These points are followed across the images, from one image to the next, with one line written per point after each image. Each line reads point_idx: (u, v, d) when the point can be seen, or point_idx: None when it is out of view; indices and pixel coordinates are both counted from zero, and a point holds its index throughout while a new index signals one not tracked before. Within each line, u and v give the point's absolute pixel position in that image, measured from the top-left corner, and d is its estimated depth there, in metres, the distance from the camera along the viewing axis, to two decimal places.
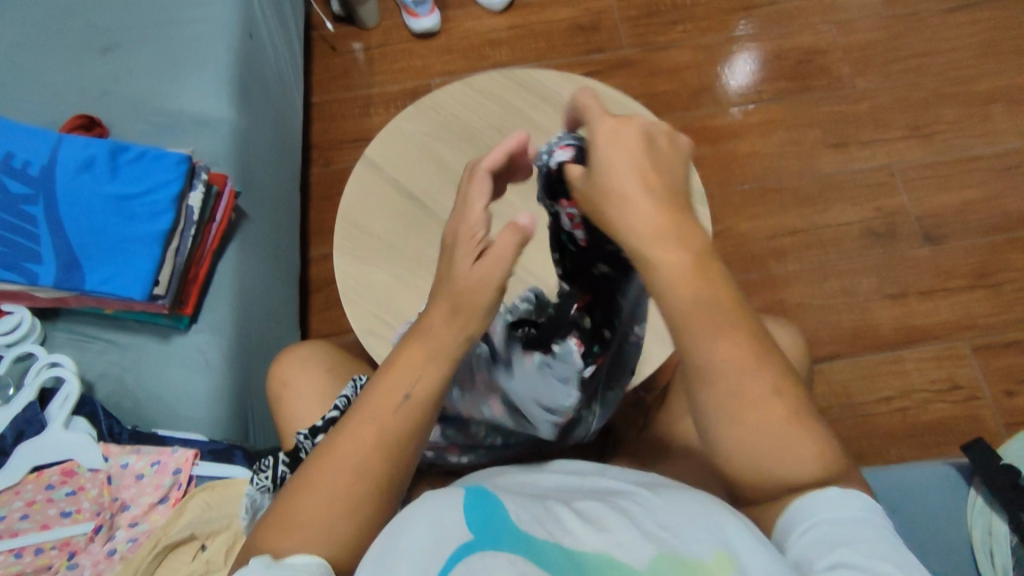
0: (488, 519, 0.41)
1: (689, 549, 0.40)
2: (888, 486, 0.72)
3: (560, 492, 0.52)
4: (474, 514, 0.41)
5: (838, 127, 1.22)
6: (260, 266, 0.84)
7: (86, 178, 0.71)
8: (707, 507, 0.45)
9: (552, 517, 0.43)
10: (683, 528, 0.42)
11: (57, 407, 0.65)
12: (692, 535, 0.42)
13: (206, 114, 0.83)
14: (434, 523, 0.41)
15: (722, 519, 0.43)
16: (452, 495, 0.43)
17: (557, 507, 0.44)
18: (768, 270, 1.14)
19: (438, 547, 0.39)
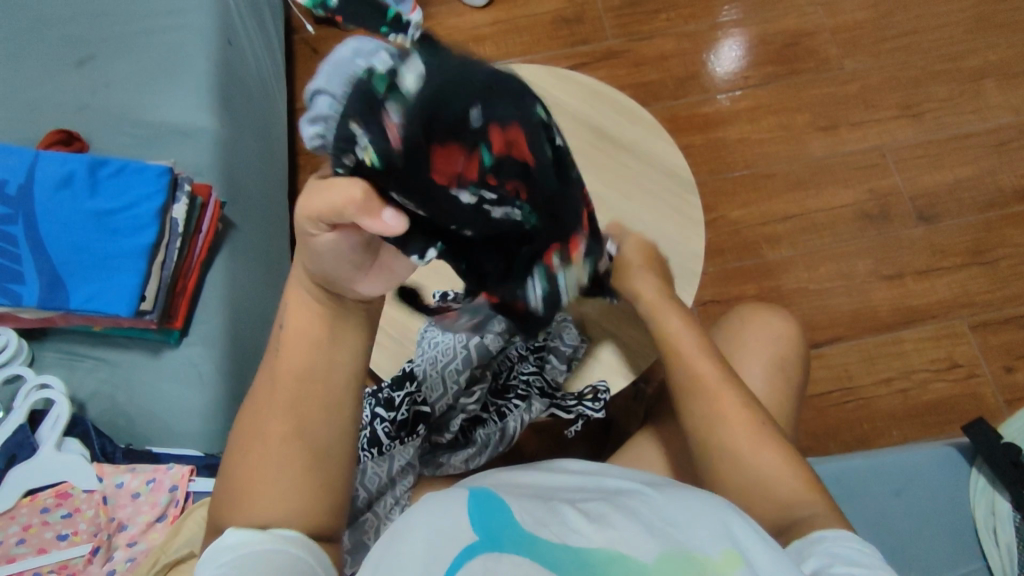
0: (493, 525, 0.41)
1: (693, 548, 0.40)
2: (893, 469, 0.71)
3: (565, 491, 0.52)
4: (483, 518, 0.41)
5: (828, 109, 1.21)
6: (250, 276, 0.83)
7: (66, 195, 0.70)
8: (710, 505, 0.45)
9: (558, 518, 0.43)
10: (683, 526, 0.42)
11: (48, 429, 0.64)
12: (697, 533, 0.42)
13: (187, 123, 0.82)
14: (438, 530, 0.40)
15: (726, 518, 0.43)
16: (457, 502, 0.43)
17: (560, 509, 0.44)
18: (763, 257, 1.13)
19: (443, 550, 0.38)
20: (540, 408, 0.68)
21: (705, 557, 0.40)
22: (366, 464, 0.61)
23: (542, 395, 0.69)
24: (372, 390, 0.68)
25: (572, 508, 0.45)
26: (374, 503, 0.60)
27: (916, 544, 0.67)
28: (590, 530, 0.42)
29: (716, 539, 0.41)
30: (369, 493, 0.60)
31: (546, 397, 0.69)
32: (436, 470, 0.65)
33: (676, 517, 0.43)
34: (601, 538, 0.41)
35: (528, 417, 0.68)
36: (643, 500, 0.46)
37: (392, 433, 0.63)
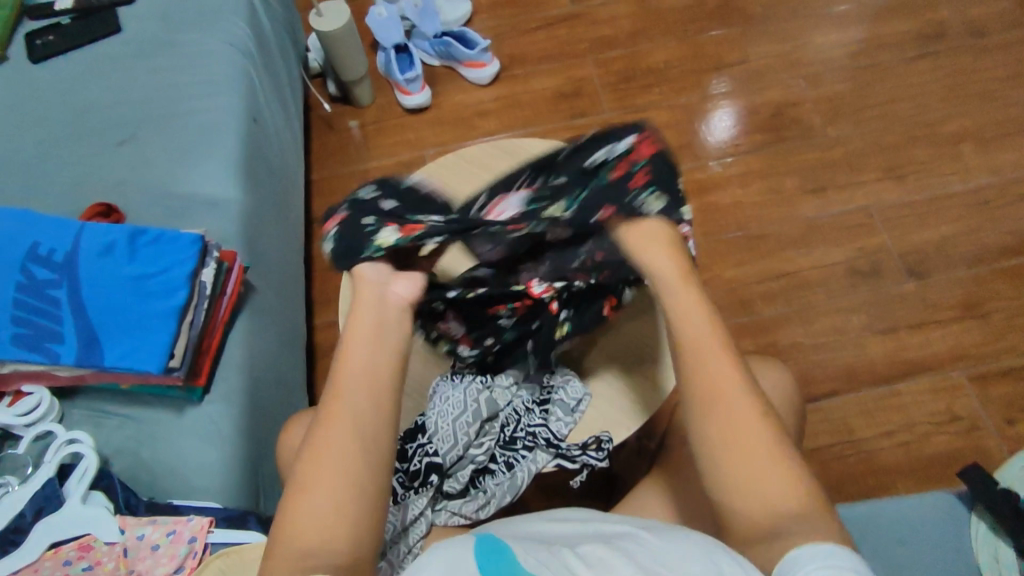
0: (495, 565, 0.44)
1: None
2: (894, 518, 0.72)
3: (566, 539, 0.53)
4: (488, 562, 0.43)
5: (814, 173, 1.28)
6: (268, 335, 0.87)
7: (106, 261, 0.76)
8: (706, 549, 0.47)
9: (565, 566, 0.45)
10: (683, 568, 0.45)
11: (75, 483, 0.67)
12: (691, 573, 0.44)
13: (216, 194, 0.89)
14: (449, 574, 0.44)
15: (719, 556, 0.46)
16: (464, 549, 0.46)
17: (564, 554, 0.47)
18: (759, 313, 1.17)
19: None
20: (546, 459, 0.70)
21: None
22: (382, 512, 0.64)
23: (547, 445, 0.71)
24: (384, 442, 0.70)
25: (574, 555, 0.47)
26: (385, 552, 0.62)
27: None
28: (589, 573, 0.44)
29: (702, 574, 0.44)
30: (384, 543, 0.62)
31: (551, 447, 0.71)
32: (446, 522, 0.67)
33: (673, 559, 0.46)
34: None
35: (534, 467, 0.70)
36: (638, 543, 0.49)
37: (406, 484, 0.67)
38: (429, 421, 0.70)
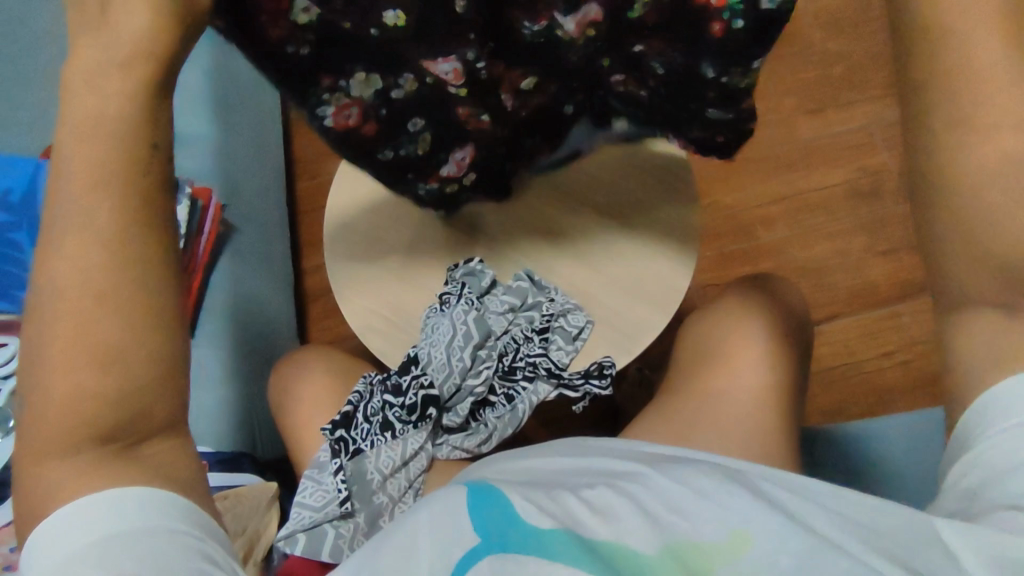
0: (490, 518, 0.44)
1: (699, 535, 0.42)
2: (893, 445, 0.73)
3: (565, 476, 0.53)
4: (479, 515, 0.44)
5: (815, 90, 1.22)
6: (254, 276, 0.83)
7: None
8: (715, 480, 0.46)
9: (565, 512, 0.44)
10: (689, 508, 0.44)
11: None
12: (700, 518, 0.44)
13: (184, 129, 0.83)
14: (442, 530, 0.44)
15: (719, 486, 0.45)
16: (454, 497, 0.46)
17: (563, 496, 0.47)
18: (758, 240, 1.15)
19: (449, 553, 0.42)
20: (546, 390, 0.69)
21: (713, 542, 0.42)
22: (381, 448, 0.63)
23: (548, 376, 0.69)
24: (381, 375, 0.68)
25: (577, 498, 0.47)
26: (385, 486, 0.63)
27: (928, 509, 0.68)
28: (595, 521, 0.44)
29: (721, 520, 0.43)
30: (384, 475, 0.63)
31: (552, 378, 0.69)
32: (449, 455, 0.67)
33: (680, 500, 0.45)
34: (604, 531, 0.43)
35: (536, 399, 0.68)
36: (643, 485, 0.47)
37: (404, 419, 0.65)
38: (421, 353, 0.68)
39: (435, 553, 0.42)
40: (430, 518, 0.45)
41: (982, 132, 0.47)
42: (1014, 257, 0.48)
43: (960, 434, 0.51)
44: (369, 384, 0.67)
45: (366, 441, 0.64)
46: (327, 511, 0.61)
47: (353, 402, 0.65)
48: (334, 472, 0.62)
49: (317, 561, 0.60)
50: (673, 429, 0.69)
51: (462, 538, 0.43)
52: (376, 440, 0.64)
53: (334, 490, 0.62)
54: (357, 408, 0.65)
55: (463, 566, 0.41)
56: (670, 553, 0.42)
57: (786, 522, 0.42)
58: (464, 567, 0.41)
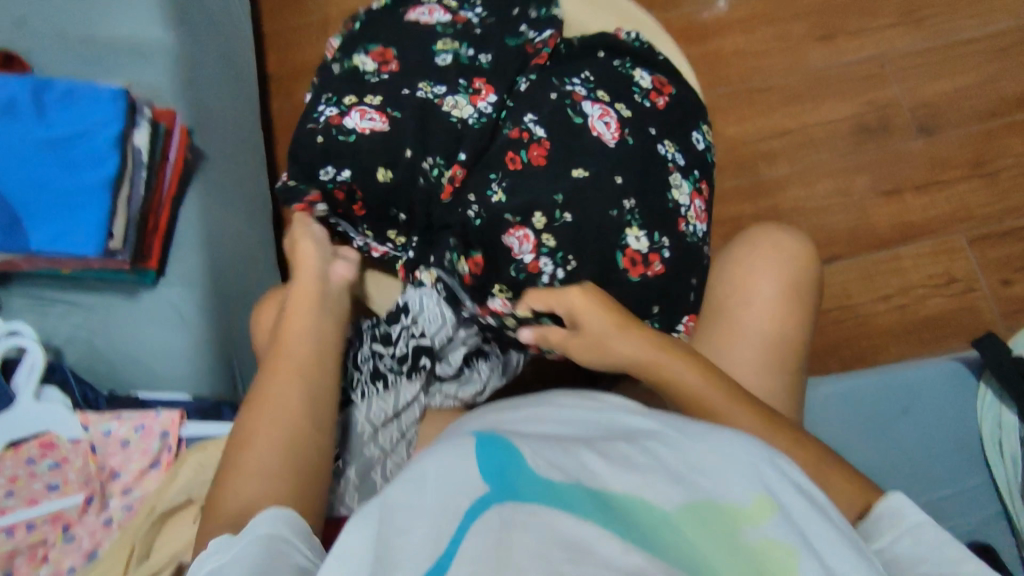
0: (503, 468, 0.40)
1: (725, 498, 0.41)
2: None
3: (575, 429, 0.50)
4: (495, 469, 0.40)
5: (828, 15, 1.14)
6: (227, 208, 0.77)
7: (12, 124, 0.62)
8: (743, 447, 0.44)
9: (587, 469, 0.42)
10: (713, 470, 0.43)
11: (24, 378, 0.60)
12: (724, 481, 0.42)
13: (141, 42, 0.75)
14: (448, 478, 0.40)
15: (746, 455, 0.44)
16: (463, 445, 0.43)
17: (578, 450, 0.44)
18: (759, 175, 1.10)
19: (452, 503, 0.38)
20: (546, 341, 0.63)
21: (738, 506, 0.41)
22: (373, 399, 0.61)
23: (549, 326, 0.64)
24: (370, 324, 0.66)
25: (592, 452, 0.44)
26: (376, 438, 0.61)
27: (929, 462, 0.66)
28: (613, 473, 0.42)
29: (751, 486, 0.42)
30: (374, 427, 0.61)
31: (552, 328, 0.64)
32: (442, 405, 0.65)
33: (703, 460, 0.43)
34: (628, 483, 0.41)
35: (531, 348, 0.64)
36: (666, 442, 0.45)
37: (396, 369, 0.62)
38: (411, 300, 0.63)
39: (440, 501, 0.39)
40: (441, 465, 0.41)
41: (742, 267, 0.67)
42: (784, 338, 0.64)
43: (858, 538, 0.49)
44: (360, 330, 0.65)
45: (359, 390, 0.62)
46: None
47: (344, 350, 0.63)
48: None
49: None
50: None
51: (472, 487, 0.39)
52: (367, 390, 0.62)
53: None
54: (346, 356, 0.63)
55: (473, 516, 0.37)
56: (696, 513, 0.40)
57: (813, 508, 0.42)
58: (471, 517, 0.37)
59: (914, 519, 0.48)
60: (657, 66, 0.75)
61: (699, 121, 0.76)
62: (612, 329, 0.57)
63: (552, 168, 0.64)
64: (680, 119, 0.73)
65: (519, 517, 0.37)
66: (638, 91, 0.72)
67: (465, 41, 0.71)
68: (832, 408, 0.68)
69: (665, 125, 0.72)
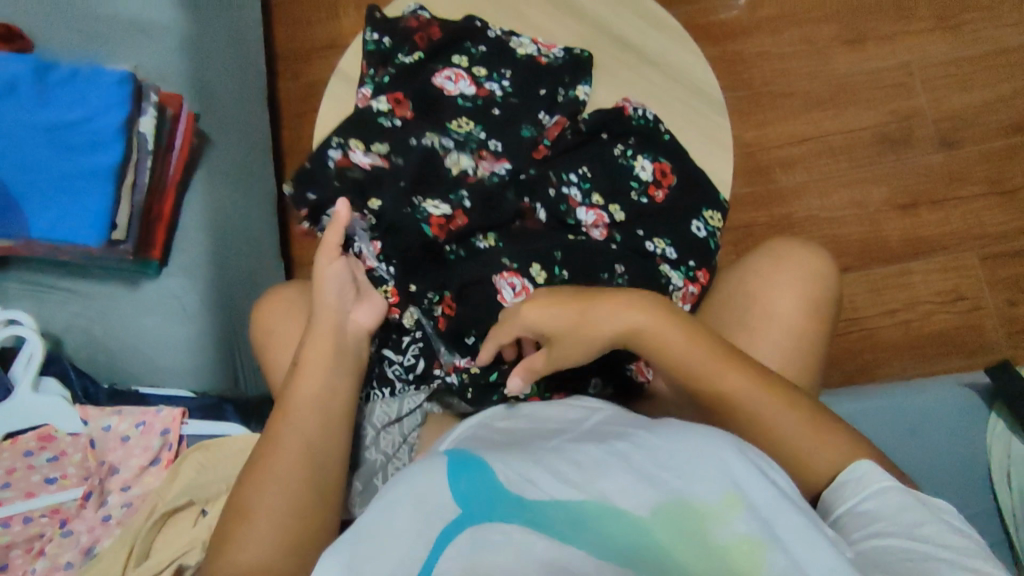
0: (473, 488, 0.40)
1: (694, 496, 0.39)
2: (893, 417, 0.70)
3: (551, 432, 0.49)
4: (464, 486, 0.40)
5: (855, 19, 1.11)
6: (236, 195, 0.75)
7: (13, 105, 0.60)
8: (706, 436, 0.42)
9: (549, 475, 0.41)
10: (681, 466, 0.41)
11: (22, 369, 0.59)
12: (692, 476, 0.40)
13: (149, 20, 0.72)
14: (417, 500, 0.39)
15: (715, 446, 0.41)
16: (432, 464, 0.42)
17: (548, 457, 0.43)
18: (774, 182, 1.08)
19: (429, 526, 0.38)
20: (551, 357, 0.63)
21: (706, 502, 0.39)
22: (377, 403, 0.61)
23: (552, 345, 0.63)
24: None
25: (561, 458, 0.42)
26: (378, 442, 0.60)
27: (933, 489, 0.66)
28: (582, 481, 0.41)
29: (716, 481, 0.40)
30: (377, 430, 0.60)
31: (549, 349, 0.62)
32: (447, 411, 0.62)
33: (672, 456, 0.41)
34: (593, 491, 0.40)
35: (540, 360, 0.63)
36: (632, 441, 0.43)
37: (402, 376, 0.62)
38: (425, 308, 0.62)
39: (417, 523, 0.38)
40: (410, 488, 0.40)
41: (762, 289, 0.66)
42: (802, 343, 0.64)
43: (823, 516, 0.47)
44: None
45: (362, 394, 0.62)
46: None
47: None
48: None
49: None
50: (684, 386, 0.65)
51: (444, 510, 0.39)
52: (371, 393, 0.61)
53: None
54: None
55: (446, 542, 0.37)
56: (664, 517, 0.39)
57: (782, 498, 0.40)
58: (440, 548, 0.37)
59: (879, 480, 0.47)
60: (661, 148, 0.70)
61: (703, 204, 0.69)
62: (576, 317, 0.54)
63: (548, 238, 0.64)
64: (687, 206, 0.69)
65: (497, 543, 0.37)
66: (636, 187, 0.68)
67: (480, 123, 0.69)
68: None
69: (658, 220, 0.68)
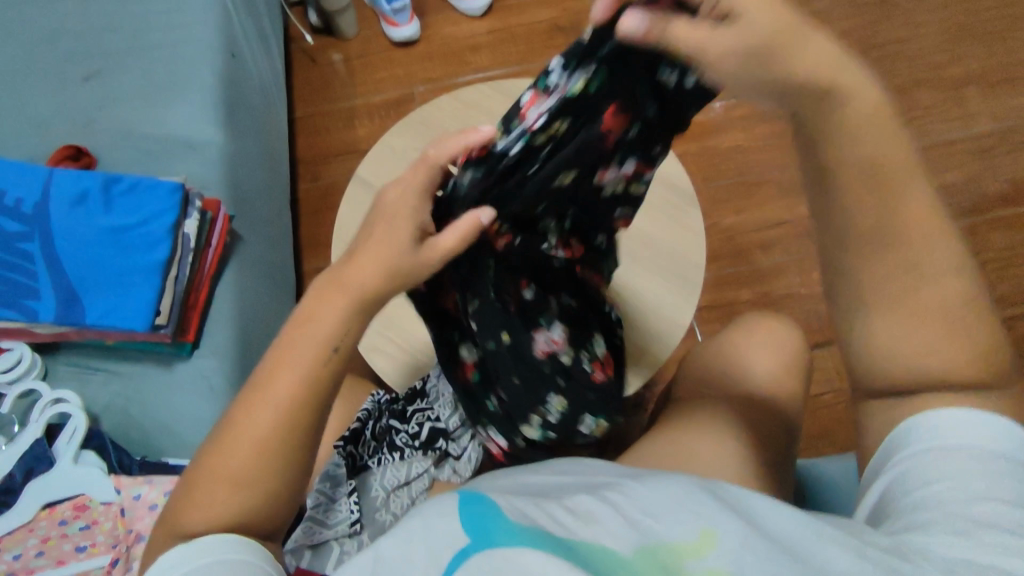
0: (474, 517, 0.41)
1: (675, 536, 0.39)
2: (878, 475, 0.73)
3: (553, 489, 0.52)
4: (468, 516, 0.41)
5: None
6: (259, 286, 0.84)
7: (80, 212, 0.70)
8: (693, 488, 0.44)
9: (542, 512, 0.42)
10: (666, 512, 0.42)
11: (64, 443, 0.65)
12: (676, 520, 0.41)
13: (195, 138, 0.85)
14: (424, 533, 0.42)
15: (701, 495, 0.43)
16: (443, 502, 0.44)
17: (548, 503, 0.44)
18: (757, 262, 1.16)
19: (436, 557, 0.39)
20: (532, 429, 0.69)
21: (686, 542, 0.39)
22: (388, 466, 0.67)
23: None
24: (387, 399, 0.72)
25: (559, 505, 0.44)
26: (388, 505, 0.65)
27: None
28: (573, 522, 0.41)
29: (699, 521, 0.40)
30: (388, 492, 0.66)
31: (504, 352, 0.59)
32: (450, 478, 0.69)
33: (658, 506, 0.43)
34: (581, 530, 0.40)
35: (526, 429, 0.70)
36: (623, 494, 0.45)
37: (410, 444, 0.68)
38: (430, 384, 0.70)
39: (428, 559, 0.40)
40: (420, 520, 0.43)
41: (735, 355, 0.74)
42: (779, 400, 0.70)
43: (877, 460, 0.51)
44: (378, 405, 0.70)
45: (373, 458, 0.67)
46: (336, 529, 0.62)
47: (362, 419, 0.69)
48: (348, 493, 0.64)
49: None
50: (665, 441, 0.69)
51: (448, 541, 0.40)
52: (383, 458, 0.67)
53: (345, 511, 0.63)
54: (365, 425, 0.68)
55: (450, 569, 0.38)
56: (645, 554, 0.38)
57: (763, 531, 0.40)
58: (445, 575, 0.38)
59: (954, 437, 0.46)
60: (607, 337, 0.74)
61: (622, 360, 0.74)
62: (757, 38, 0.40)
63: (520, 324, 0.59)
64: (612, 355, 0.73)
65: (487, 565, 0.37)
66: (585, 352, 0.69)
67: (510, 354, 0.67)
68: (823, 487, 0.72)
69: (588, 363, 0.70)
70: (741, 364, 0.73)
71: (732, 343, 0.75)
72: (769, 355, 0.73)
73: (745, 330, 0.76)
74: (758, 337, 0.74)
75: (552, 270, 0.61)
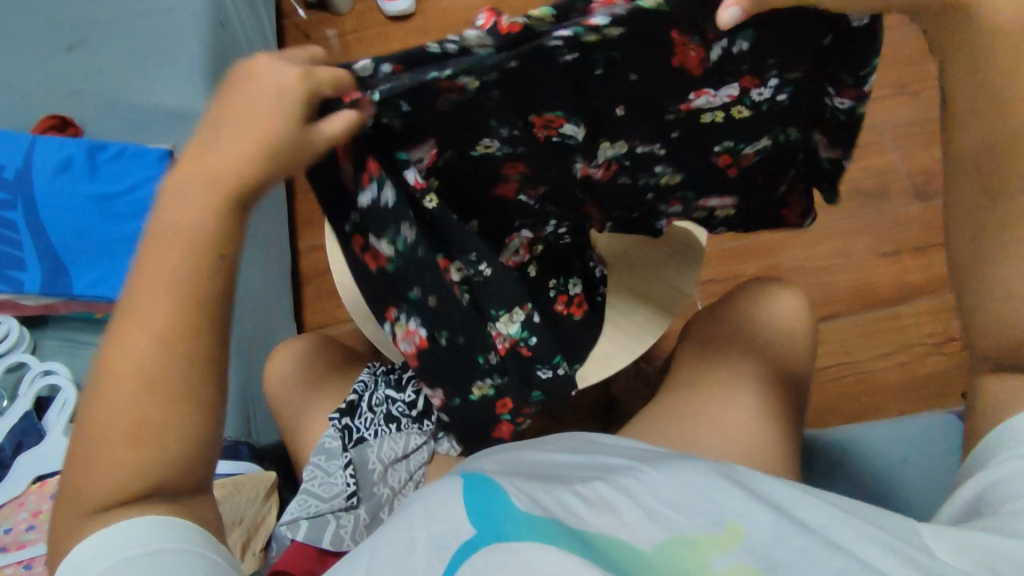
0: (487, 505, 0.39)
1: (696, 529, 0.39)
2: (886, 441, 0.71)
3: (556, 468, 0.50)
4: (474, 501, 0.40)
5: None
6: (252, 260, 0.82)
7: (65, 179, 0.68)
8: (710, 475, 0.43)
9: (552, 498, 0.41)
10: (684, 503, 0.41)
11: (56, 415, 0.65)
12: (695, 512, 0.40)
13: (184, 108, 0.82)
14: (429, 513, 0.40)
15: (720, 485, 0.42)
16: (449, 485, 0.42)
17: (559, 489, 0.43)
18: (761, 235, 1.14)
19: (442, 541, 0.37)
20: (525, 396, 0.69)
21: (708, 535, 0.38)
22: (385, 438, 0.65)
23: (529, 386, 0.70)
24: (384, 370, 0.70)
25: (571, 492, 0.42)
26: (386, 477, 0.63)
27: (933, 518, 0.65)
28: (589, 514, 0.40)
29: (720, 514, 0.39)
30: (385, 466, 0.64)
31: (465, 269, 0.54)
32: (448, 451, 0.68)
33: (676, 495, 0.42)
34: (599, 523, 0.39)
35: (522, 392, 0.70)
36: (636, 480, 0.44)
37: (407, 414, 0.67)
38: None
39: (432, 542, 0.37)
40: (424, 503, 0.40)
41: (744, 323, 0.72)
42: (785, 368, 0.69)
43: (977, 456, 0.49)
44: (374, 375, 0.69)
45: (370, 430, 0.65)
46: (332, 501, 0.61)
47: (358, 391, 0.67)
48: (344, 464, 0.62)
49: (315, 551, 0.58)
50: (670, 412, 0.68)
51: (457, 527, 0.38)
52: (380, 429, 0.65)
53: (341, 483, 0.61)
54: (361, 397, 0.67)
55: (458, 560, 0.36)
56: (667, 548, 0.38)
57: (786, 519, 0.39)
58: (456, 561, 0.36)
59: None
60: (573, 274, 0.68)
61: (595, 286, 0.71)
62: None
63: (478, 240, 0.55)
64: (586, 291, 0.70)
65: (504, 557, 0.35)
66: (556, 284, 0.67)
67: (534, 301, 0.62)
68: (829, 457, 0.71)
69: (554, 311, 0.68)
70: (749, 332, 0.71)
71: (742, 310, 0.73)
72: (778, 323, 0.71)
73: (755, 296, 0.74)
74: (767, 304, 0.73)
75: (575, 197, 0.57)
